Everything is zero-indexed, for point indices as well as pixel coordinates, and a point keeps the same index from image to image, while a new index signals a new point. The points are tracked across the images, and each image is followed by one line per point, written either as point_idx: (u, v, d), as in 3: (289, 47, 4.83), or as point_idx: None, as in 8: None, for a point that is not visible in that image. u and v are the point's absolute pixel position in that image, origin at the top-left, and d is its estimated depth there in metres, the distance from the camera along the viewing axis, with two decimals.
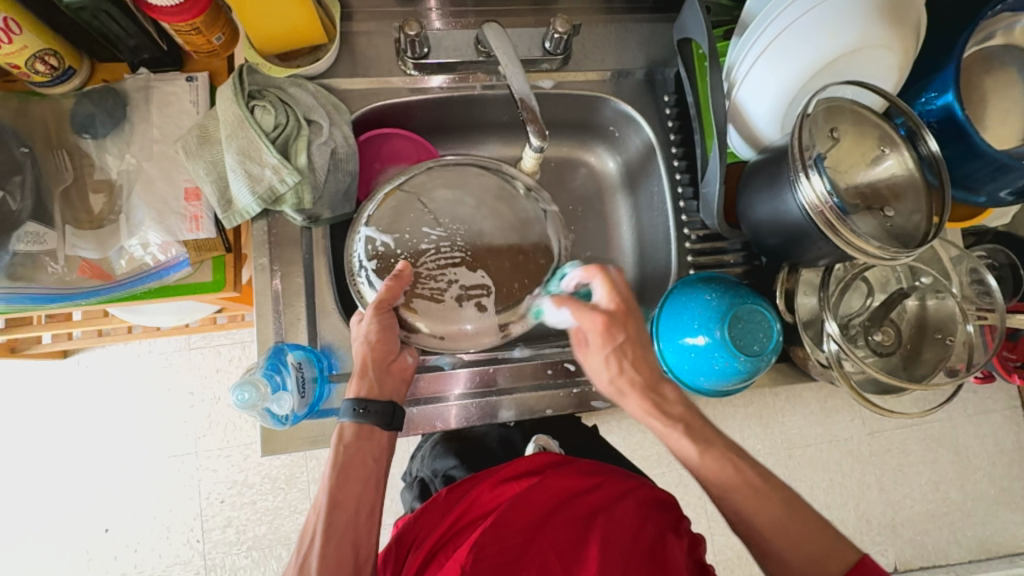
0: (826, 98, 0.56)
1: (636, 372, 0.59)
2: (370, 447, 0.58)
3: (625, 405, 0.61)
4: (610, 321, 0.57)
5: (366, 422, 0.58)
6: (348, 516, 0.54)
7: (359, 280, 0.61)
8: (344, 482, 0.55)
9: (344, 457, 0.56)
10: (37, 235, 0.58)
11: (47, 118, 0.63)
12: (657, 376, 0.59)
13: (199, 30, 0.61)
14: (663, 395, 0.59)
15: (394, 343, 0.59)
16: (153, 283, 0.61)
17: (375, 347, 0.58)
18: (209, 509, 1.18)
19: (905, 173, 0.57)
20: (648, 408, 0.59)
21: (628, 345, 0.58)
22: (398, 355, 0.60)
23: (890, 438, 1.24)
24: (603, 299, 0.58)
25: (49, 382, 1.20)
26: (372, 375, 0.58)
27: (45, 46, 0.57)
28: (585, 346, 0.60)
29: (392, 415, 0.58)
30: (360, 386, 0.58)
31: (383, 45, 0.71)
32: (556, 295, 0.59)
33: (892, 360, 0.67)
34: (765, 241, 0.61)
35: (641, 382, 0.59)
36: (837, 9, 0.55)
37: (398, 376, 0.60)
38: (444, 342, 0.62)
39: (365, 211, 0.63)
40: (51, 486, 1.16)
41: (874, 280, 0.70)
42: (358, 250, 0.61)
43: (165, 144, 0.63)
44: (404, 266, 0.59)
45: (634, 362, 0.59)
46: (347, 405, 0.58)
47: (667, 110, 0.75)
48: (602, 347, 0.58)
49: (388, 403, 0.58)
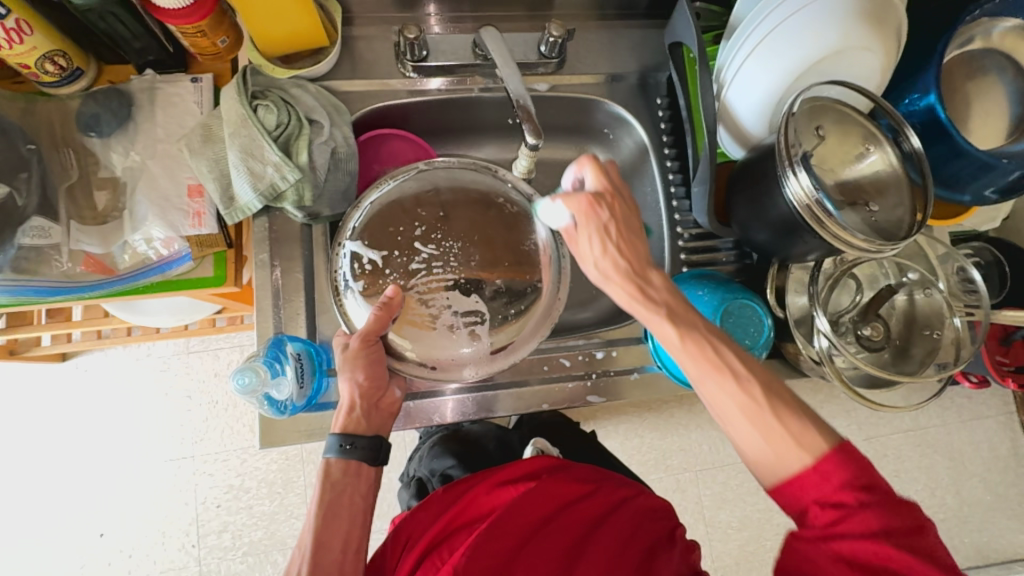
0: (811, 97, 0.57)
1: (625, 249, 0.53)
2: (358, 484, 0.59)
3: (609, 294, 0.54)
4: (626, 272, 0.53)
5: (352, 458, 0.59)
6: (335, 558, 0.55)
7: (344, 296, 0.60)
8: (331, 521, 0.57)
9: (331, 494, 0.58)
10: (42, 230, 0.59)
11: (53, 117, 0.64)
12: (699, 321, 0.53)
13: (205, 33, 0.63)
14: (705, 343, 0.52)
15: (383, 380, 0.60)
16: (155, 277, 0.63)
17: (359, 380, 0.59)
18: (205, 513, 1.17)
19: (888, 169, 0.59)
20: (632, 292, 0.53)
21: (614, 220, 0.53)
22: (386, 391, 0.62)
23: (885, 443, 1.25)
24: (593, 184, 0.54)
25: (47, 385, 1.20)
26: (359, 410, 0.60)
27: (54, 46, 0.59)
28: (573, 234, 0.55)
29: (378, 453, 0.60)
30: (345, 422, 0.59)
31: (382, 49, 0.73)
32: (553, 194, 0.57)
33: (882, 355, 0.69)
34: (755, 237, 0.63)
35: (627, 267, 0.53)
36: (821, 11, 0.57)
37: (384, 411, 0.62)
38: (433, 373, 0.61)
39: (350, 221, 0.61)
40: (46, 490, 1.16)
41: (863, 277, 0.72)
42: (342, 265, 0.60)
43: (169, 142, 0.65)
44: (393, 293, 0.57)
45: (623, 241, 0.53)
46: (332, 440, 0.59)
47: (659, 113, 0.77)
48: (587, 221, 0.53)
49: (373, 440, 0.60)
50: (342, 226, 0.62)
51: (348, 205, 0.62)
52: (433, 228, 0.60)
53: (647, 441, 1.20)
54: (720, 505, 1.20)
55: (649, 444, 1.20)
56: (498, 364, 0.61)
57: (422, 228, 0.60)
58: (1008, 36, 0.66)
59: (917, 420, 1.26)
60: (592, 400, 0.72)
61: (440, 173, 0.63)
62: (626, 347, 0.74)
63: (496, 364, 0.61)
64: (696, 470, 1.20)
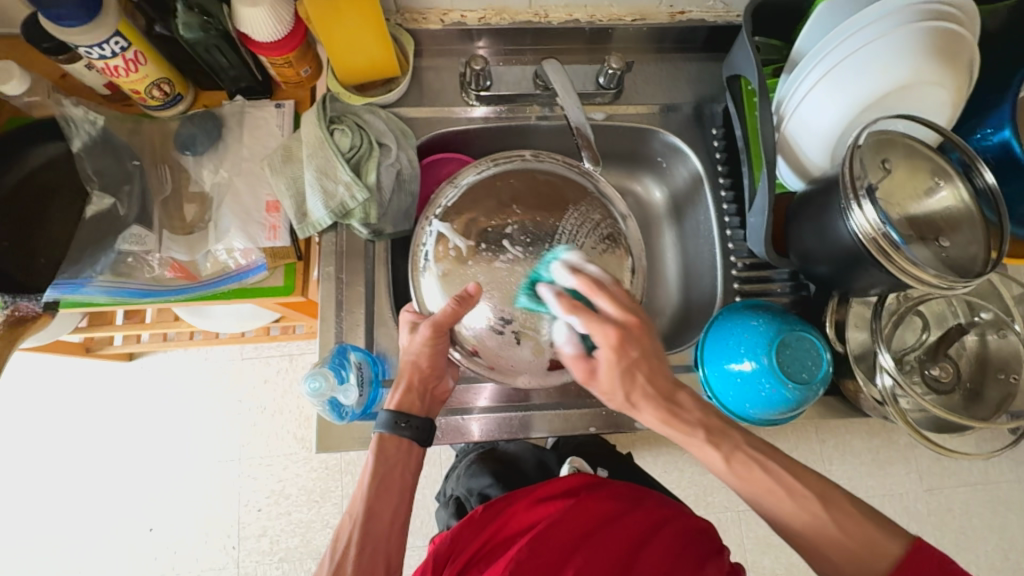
0: (876, 131, 0.57)
1: (650, 385, 0.57)
2: (409, 460, 0.62)
3: (640, 417, 0.59)
4: (624, 335, 0.54)
5: (403, 436, 0.61)
6: (383, 528, 0.59)
7: (420, 267, 0.61)
8: (382, 493, 0.59)
9: (383, 468, 0.60)
10: (139, 237, 0.65)
11: (155, 137, 0.71)
12: (671, 387, 0.58)
13: (291, 64, 0.69)
14: (679, 405, 0.58)
15: (439, 368, 0.62)
16: (231, 285, 0.67)
17: (419, 362, 0.60)
18: (246, 516, 1.21)
19: (960, 205, 0.57)
20: (664, 417, 0.58)
21: (642, 360, 0.56)
22: (441, 379, 0.64)
23: (950, 497, 1.17)
24: (610, 310, 0.55)
25: (115, 382, 1.28)
26: (415, 393, 0.62)
27: (162, 75, 0.66)
28: (592, 375, 0.57)
29: (425, 436, 0.62)
30: (401, 399, 0.61)
31: (449, 79, 0.77)
32: (560, 294, 0.55)
33: (952, 398, 0.65)
34: (815, 269, 0.62)
35: (655, 392, 0.57)
36: (889, 46, 0.56)
37: (434, 399, 0.64)
38: (491, 373, 0.61)
39: (442, 198, 0.63)
40: (106, 481, 1.22)
41: (931, 315, 0.69)
42: (427, 242, 0.62)
43: (253, 161, 0.70)
44: (474, 288, 0.56)
45: (649, 375, 0.57)
46: (387, 417, 0.61)
47: (715, 143, 0.78)
48: (614, 364, 0.55)
49: (419, 423, 0.62)
50: (433, 203, 0.64)
51: (445, 183, 0.65)
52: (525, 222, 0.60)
53: (687, 476, 1.16)
54: (764, 549, 1.14)
55: (690, 478, 1.16)
56: (553, 378, 0.62)
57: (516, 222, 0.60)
58: None
59: (987, 474, 1.17)
60: (640, 426, 0.71)
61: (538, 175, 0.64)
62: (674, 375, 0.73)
63: (553, 379, 0.61)
64: (739, 509, 1.15)
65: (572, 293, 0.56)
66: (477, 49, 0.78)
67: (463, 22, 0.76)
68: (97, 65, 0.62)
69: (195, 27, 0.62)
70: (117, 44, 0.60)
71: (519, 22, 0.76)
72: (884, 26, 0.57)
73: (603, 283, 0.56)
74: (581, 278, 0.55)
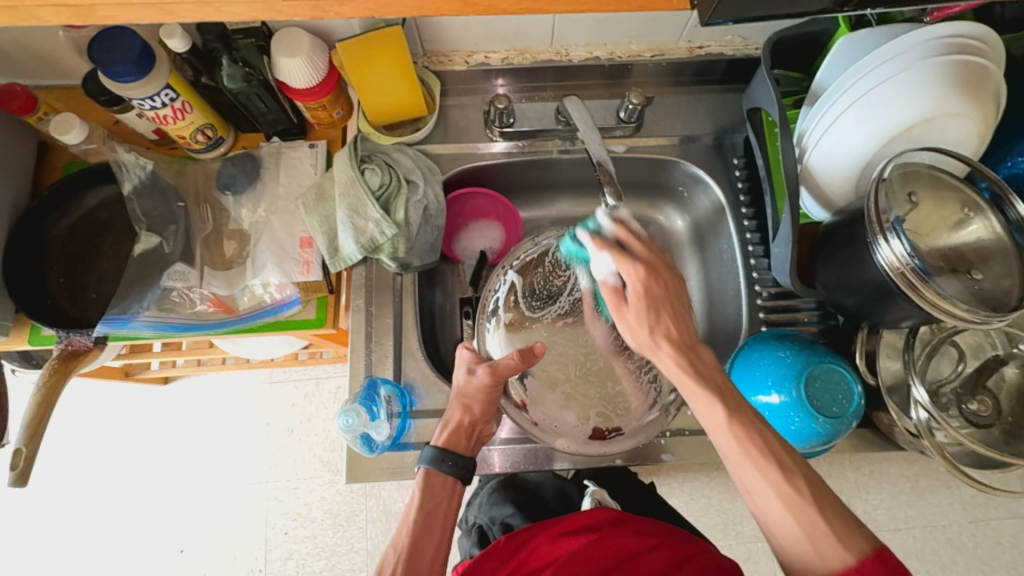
0: (902, 164, 0.57)
1: (671, 326, 0.57)
2: (453, 500, 0.63)
3: (659, 363, 0.57)
4: (652, 270, 0.58)
5: (446, 473, 0.62)
6: (425, 566, 0.58)
7: (487, 311, 0.67)
8: (427, 529, 0.60)
9: (428, 504, 0.61)
10: (182, 274, 0.69)
11: (198, 177, 0.75)
12: (694, 338, 0.58)
13: (325, 107, 0.73)
14: (698, 355, 0.57)
15: (490, 415, 0.64)
16: (268, 318, 0.70)
17: (472, 406, 0.62)
18: (274, 539, 1.23)
19: (991, 237, 0.57)
20: (682, 362, 0.56)
21: (669, 296, 0.58)
22: (489, 423, 0.65)
23: (998, 529, 1.12)
24: (641, 251, 0.60)
25: (151, 405, 1.32)
26: (462, 433, 0.63)
27: (206, 121, 0.70)
28: (621, 307, 0.59)
29: (468, 475, 0.63)
30: (447, 438, 0.63)
31: (473, 117, 0.80)
32: (596, 240, 0.61)
33: (991, 433, 0.63)
34: (843, 300, 0.61)
35: (680, 338, 0.57)
36: (912, 80, 0.56)
37: (479, 441, 0.65)
38: (531, 429, 0.63)
39: (520, 253, 0.70)
40: (139, 504, 1.25)
41: (966, 346, 0.67)
42: (498, 290, 0.67)
43: (288, 200, 0.73)
44: (538, 347, 0.61)
45: (673, 313, 0.58)
46: (431, 453, 0.62)
47: (737, 173, 0.78)
48: (639, 306, 0.57)
49: (464, 463, 0.62)
50: (512, 258, 0.70)
51: (524, 241, 0.71)
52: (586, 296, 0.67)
53: (715, 504, 1.14)
54: None
55: (718, 507, 1.14)
56: (591, 449, 0.63)
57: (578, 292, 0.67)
58: None
59: None
60: (666, 457, 0.70)
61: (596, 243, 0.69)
62: None
63: (591, 448, 0.62)
64: None
65: (609, 238, 0.62)
66: (498, 87, 0.81)
67: (486, 63, 0.79)
68: (148, 114, 0.67)
69: (238, 78, 0.66)
70: (167, 95, 0.64)
71: (540, 61, 0.79)
72: (907, 59, 0.57)
73: (639, 235, 0.62)
74: (618, 224, 0.62)
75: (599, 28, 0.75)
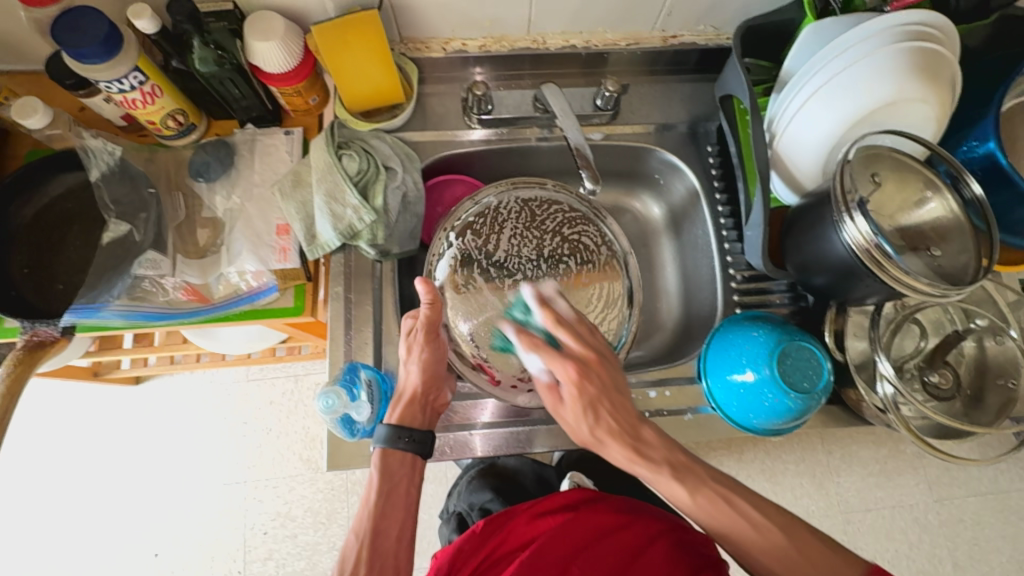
0: (866, 147, 0.59)
1: (612, 419, 0.57)
2: (413, 476, 0.63)
3: (608, 454, 0.58)
4: (584, 370, 0.56)
5: (402, 448, 0.62)
6: (391, 544, 0.60)
7: (436, 259, 0.70)
8: (389, 509, 0.61)
9: (388, 484, 0.61)
10: (154, 262, 0.66)
11: (169, 165, 0.73)
12: (637, 422, 0.58)
13: (300, 92, 0.72)
14: (643, 439, 0.58)
15: (440, 380, 0.65)
16: (243, 306, 0.69)
17: (421, 374, 0.64)
18: (252, 539, 1.21)
19: (949, 215, 0.60)
20: (630, 455, 0.57)
21: (603, 394, 0.56)
22: (440, 391, 0.66)
23: (960, 507, 1.17)
24: (574, 347, 0.57)
25: (121, 407, 1.28)
26: (414, 405, 0.64)
27: (177, 106, 0.69)
28: (559, 401, 0.58)
29: (426, 450, 0.63)
30: (401, 414, 0.63)
31: (451, 104, 0.80)
32: (525, 338, 0.57)
33: (953, 405, 0.66)
34: (812, 279, 0.64)
35: (624, 433, 0.57)
36: (873, 66, 0.59)
37: (431, 410, 0.66)
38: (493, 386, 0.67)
39: (462, 213, 0.72)
40: (111, 507, 1.22)
41: (928, 323, 0.70)
42: (443, 255, 0.70)
43: (264, 187, 0.72)
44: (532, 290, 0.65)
45: (615, 409, 0.57)
46: (386, 432, 0.62)
47: (711, 160, 0.80)
48: (576, 397, 0.56)
49: (421, 437, 0.63)
50: (453, 219, 0.72)
51: (466, 199, 0.74)
52: (529, 263, 0.72)
53: None
54: None
55: None
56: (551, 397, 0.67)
57: (523, 256, 0.72)
58: None
59: (998, 483, 1.18)
60: None
61: (543, 204, 0.75)
62: (678, 387, 0.74)
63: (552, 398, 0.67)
64: None
65: (540, 338, 0.59)
66: (476, 76, 0.81)
67: (464, 50, 0.79)
68: (117, 98, 0.65)
69: (210, 61, 0.65)
70: (136, 78, 0.63)
71: (517, 49, 0.79)
72: (868, 46, 0.59)
73: (568, 321, 0.59)
74: (547, 314, 0.58)
75: (576, 16, 0.75)
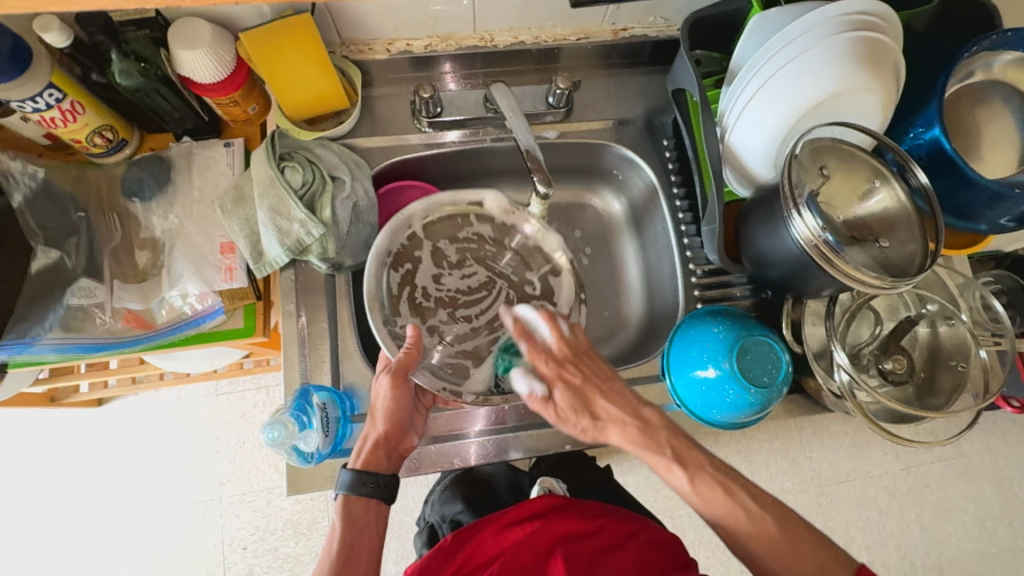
0: (813, 141, 0.59)
1: (610, 403, 0.59)
2: (376, 522, 0.62)
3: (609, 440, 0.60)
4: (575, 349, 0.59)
5: (365, 495, 0.61)
6: None
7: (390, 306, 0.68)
8: (352, 560, 0.59)
9: (350, 535, 0.60)
10: (88, 290, 0.63)
11: (101, 184, 0.69)
12: (634, 403, 0.60)
13: (237, 102, 0.68)
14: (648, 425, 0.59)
15: (406, 428, 0.64)
16: (190, 330, 0.67)
17: (386, 417, 0.62)
18: (231, 556, 1.19)
19: (896, 205, 0.60)
20: (627, 437, 0.59)
21: (588, 385, 0.58)
22: (407, 436, 0.65)
23: (927, 473, 1.20)
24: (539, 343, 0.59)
25: (80, 431, 1.23)
26: (379, 449, 0.62)
27: (104, 122, 0.65)
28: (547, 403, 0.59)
29: (391, 496, 0.62)
30: (365, 459, 0.62)
31: (399, 107, 0.78)
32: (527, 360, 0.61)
33: (906, 390, 0.68)
34: (768, 274, 0.63)
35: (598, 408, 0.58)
36: (817, 59, 0.58)
37: (396, 455, 0.64)
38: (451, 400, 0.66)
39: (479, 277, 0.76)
40: (78, 535, 1.18)
41: (883, 309, 0.72)
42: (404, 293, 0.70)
43: (204, 203, 0.69)
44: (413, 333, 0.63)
45: (607, 396, 0.59)
46: (348, 476, 0.61)
47: (667, 154, 0.79)
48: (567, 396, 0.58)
49: (386, 482, 0.62)
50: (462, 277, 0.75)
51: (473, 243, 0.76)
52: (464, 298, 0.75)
53: None
54: None
55: None
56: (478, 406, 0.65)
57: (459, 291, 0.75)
58: (1011, 67, 0.66)
59: (961, 448, 1.22)
60: None
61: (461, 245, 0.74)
62: (644, 386, 0.74)
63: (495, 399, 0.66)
64: None
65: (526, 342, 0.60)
66: (425, 75, 0.79)
67: (409, 51, 0.76)
68: (33, 117, 0.61)
69: (134, 74, 0.62)
70: (52, 95, 0.59)
71: (465, 47, 0.77)
72: (813, 38, 0.58)
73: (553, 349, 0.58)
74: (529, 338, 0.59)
75: (523, 11, 0.73)
